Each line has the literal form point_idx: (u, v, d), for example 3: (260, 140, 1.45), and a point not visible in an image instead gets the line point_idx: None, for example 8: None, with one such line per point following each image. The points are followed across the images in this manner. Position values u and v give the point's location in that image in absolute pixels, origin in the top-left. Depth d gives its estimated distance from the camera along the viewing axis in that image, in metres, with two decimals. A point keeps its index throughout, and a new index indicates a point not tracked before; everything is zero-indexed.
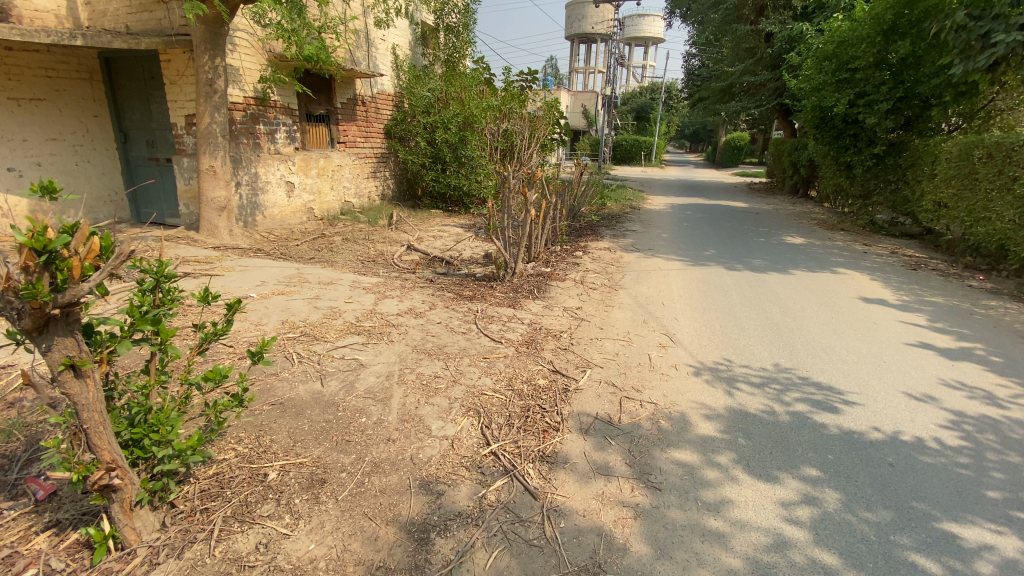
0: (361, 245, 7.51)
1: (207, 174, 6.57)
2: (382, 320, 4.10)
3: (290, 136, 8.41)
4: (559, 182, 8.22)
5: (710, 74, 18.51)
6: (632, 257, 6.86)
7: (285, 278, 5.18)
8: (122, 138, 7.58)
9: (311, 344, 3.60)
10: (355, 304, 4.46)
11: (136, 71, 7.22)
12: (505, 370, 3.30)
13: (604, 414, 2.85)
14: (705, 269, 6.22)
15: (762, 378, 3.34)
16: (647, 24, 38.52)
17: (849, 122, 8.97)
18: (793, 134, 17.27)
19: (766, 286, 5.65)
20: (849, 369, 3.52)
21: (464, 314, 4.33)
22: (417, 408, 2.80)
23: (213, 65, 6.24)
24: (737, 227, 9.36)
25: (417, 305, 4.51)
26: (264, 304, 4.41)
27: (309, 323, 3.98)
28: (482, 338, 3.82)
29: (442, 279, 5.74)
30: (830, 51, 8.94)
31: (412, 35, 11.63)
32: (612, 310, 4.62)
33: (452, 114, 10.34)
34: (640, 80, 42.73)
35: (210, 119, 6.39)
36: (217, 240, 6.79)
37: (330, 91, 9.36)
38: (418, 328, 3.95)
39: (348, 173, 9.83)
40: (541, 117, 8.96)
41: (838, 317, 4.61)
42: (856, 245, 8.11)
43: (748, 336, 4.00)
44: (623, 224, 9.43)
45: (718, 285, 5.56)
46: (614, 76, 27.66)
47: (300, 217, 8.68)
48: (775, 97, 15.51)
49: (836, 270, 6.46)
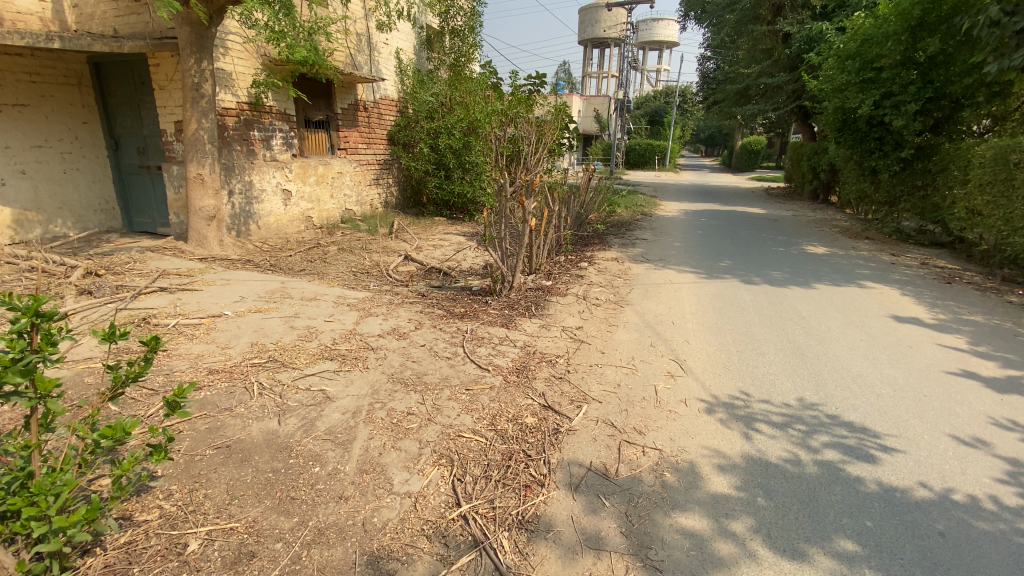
0: (356, 256, 7.18)
1: (195, 182, 6.31)
2: (360, 341, 3.74)
3: (287, 142, 8.15)
4: (565, 189, 7.83)
5: (726, 77, 18.01)
6: (640, 269, 6.42)
7: (266, 293, 4.85)
8: (113, 145, 7.40)
9: (277, 372, 3.25)
10: (335, 322, 4.12)
11: (125, 77, 7.06)
12: (489, 406, 2.90)
13: (599, 464, 2.44)
14: (720, 283, 5.75)
15: (785, 418, 2.89)
16: (661, 28, 38.03)
17: (874, 124, 8.43)
18: (812, 137, 16.64)
19: (787, 302, 5.16)
20: (884, 405, 3.05)
21: (452, 334, 3.95)
22: (381, 455, 2.43)
23: (199, 69, 6.00)
24: (754, 235, 8.85)
25: (402, 324, 4.15)
26: (236, 323, 4.09)
27: (279, 346, 3.64)
28: (467, 364, 3.43)
29: (436, 293, 5.37)
30: (853, 49, 8.45)
31: (416, 39, 11.38)
32: (615, 331, 4.20)
33: (457, 119, 10.02)
34: (654, 85, 42.16)
35: (198, 125, 6.15)
36: (206, 251, 6.51)
37: (330, 97, 9.13)
38: (399, 351, 3.58)
39: (349, 180, 9.56)
40: (547, 122, 8.58)
41: (869, 340, 4.12)
42: (883, 255, 7.56)
43: (767, 364, 3.55)
44: (634, 232, 8.99)
45: (734, 301, 5.09)
46: (627, 80, 27.27)
47: (297, 226, 8.39)
48: (794, 99, 14.95)
49: (863, 283, 5.95)
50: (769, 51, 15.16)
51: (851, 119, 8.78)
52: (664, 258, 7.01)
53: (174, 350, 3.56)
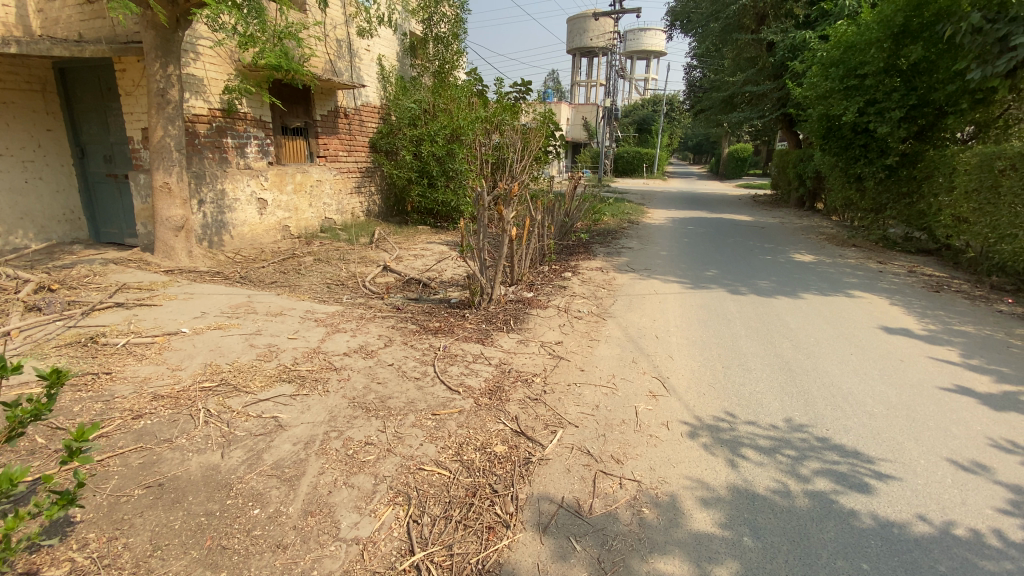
0: (333, 266, 6.92)
1: (161, 191, 6.02)
2: (323, 361, 3.50)
3: (262, 150, 7.90)
4: (549, 197, 7.66)
5: (712, 85, 18.05)
6: (625, 279, 6.24)
7: (229, 309, 4.59)
8: (79, 153, 7.09)
9: (227, 397, 3.00)
10: (299, 340, 3.87)
11: (91, 82, 6.78)
12: (456, 434, 2.67)
13: (572, 499, 2.23)
14: (706, 293, 5.58)
15: (773, 443, 2.70)
16: (649, 37, 38.35)
17: (859, 131, 8.38)
18: (798, 144, 16.66)
19: (775, 312, 4.99)
20: (877, 426, 2.88)
21: (423, 351, 3.72)
22: (330, 494, 2.20)
23: (164, 74, 5.75)
24: (741, 243, 8.73)
25: (371, 341, 3.91)
26: (191, 342, 3.82)
27: (234, 368, 3.39)
28: (436, 386, 3.19)
29: (412, 306, 5.13)
30: (837, 56, 8.42)
31: (399, 46, 11.20)
32: (596, 344, 3.99)
33: (440, 126, 9.83)
34: (642, 93, 42.42)
35: (163, 132, 5.88)
36: (173, 263, 6.22)
37: (308, 103, 8.92)
38: (363, 372, 3.34)
39: (328, 189, 9.30)
40: (532, 129, 8.42)
41: (859, 354, 3.96)
42: (871, 263, 7.46)
43: (754, 382, 3.37)
44: (619, 240, 8.84)
45: (721, 312, 4.91)
46: (615, 88, 27.33)
47: (273, 236, 8.12)
48: (779, 107, 14.98)
49: (851, 293, 5.81)
50: (754, 59, 15.21)
51: (835, 126, 8.74)
52: (650, 268, 6.83)
53: (119, 373, 3.29)
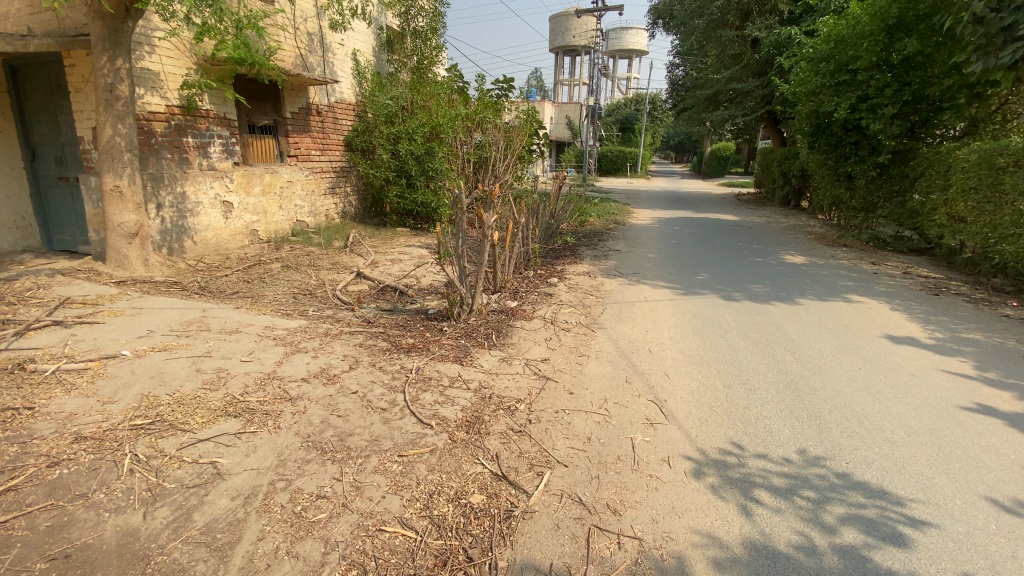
0: (302, 274, 6.46)
1: (111, 196, 5.50)
2: (278, 392, 3.09)
3: (227, 149, 7.40)
4: (533, 198, 7.29)
5: (695, 83, 17.87)
6: (614, 284, 5.90)
7: (180, 326, 4.11)
8: (30, 156, 6.46)
9: (160, 437, 2.57)
10: (254, 365, 3.44)
11: (40, 77, 6.16)
12: (425, 481, 2.30)
13: (563, 566, 1.88)
14: (699, 299, 5.26)
15: (789, 482, 2.38)
16: (630, 35, 38.21)
17: (850, 128, 8.19)
18: (782, 142, 16.54)
19: (773, 320, 4.69)
20: (899, 459, 2.59)
21: (393, 375, 3.32)
22: (270, 570, 1.83)
23: (113, 68, 5.24)
24: (731, 244, 8.46)
25: (335, 363, 3.50)
26: (130, 367, 3.35)
27: (175, 399, 2.95)
28: (406, 419, 2.80)
29: (384, 318, 4.72)
30: (827, 51, 8.22)
31: (375, 40, 10.72)
32: (585, 360, 3.63)
33: (418, 123, 9.38)
34: (624, 92, 42.30)
35: (112, 131, 5.36)
36: (127, 273, 5.70)
37: (278, 100, 8.44)
38: (323, 403, 2.94)
39: (300, 190, 8.81)
40: (514, 128, 8.04)
41: (867, 367, 3.68)
42: (864, 263, 7.24)
43: (759, 405, 3.05)
44: (606, 242, 8.51)
45: (716, 320, 4.59)
46: (598, 87, 27.06)
47: (240, 241, 7.61)
48: (764, 104, 14.81)
49: (849, 297, 5.55)
50: (737, 56, 15.04)
51: (826, 123, 8.55)
52: (638, 272, 6.50)
53: (42, 409, 2.82)
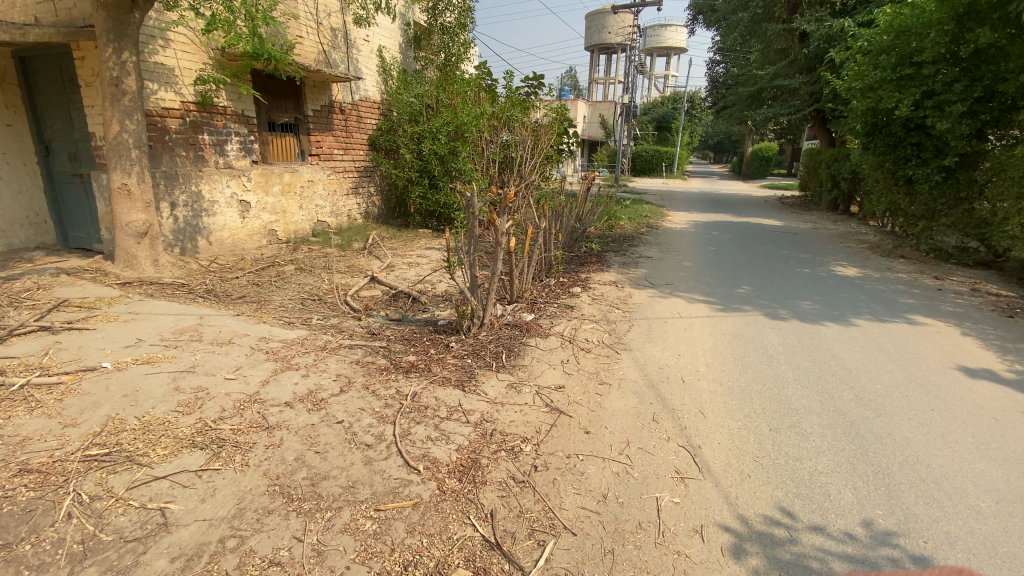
0: (314, 277, 6.20)
1: (119, 194, 5.36)
2: (255, 418, 2.76)
3: (245, 147, 7.23)
4: (558, 201, 6.84)
5: (737, 80, 17.00)
6: (643, 297, 5.37)
7: (172, 335, 3.89)
8: (43, 151, 6.44)
9: (112, 473, 2.30)
10: (236, 383, 3.14)
11: (53, 73, 6.12)
12: (400, 548, 1.91)
13: None
14: (740, 317, 4.70)
15: (855, 570, 1.88)
16: (670, 33, 37.13)
17: (912, 127, 7.43)
18: (831, 143, 15.48)
19: (825, 344, 4.09)
20: (994, 539, 2.04)
21: (386, 401, 2.93)
22: None
23: (118, 61, 5.12)
24: (774, 253, 7.79)
25: (325, 384, 3.14)
26: (105, 383, 3.13)
27: (141, 424, 2.69)
28: (391, 460, 2.41)
29: (391, 329, 4.36)
30: (887, 42, 7.38)
31: (402, 37, 10.46)
32: (606, 390, 3.18)
33: (442, 122, 9.02)
34: (662, 90, 41.21)
35: (119, 128, 5.23)
36: (135, 274, 5.56)
37: (299, 98, 8.25)
38: (301, 435, 2.60)
39: (321, 189, 8.61)
40: (542, 127, 7.59)
41: (943, 407, 3.08)
42: (926, 278, 6.48)
43: (812, 456, 2.54)
44: (636, 248, 7.97)
45: (759, 343, 4.04)
46: (634, 85, 26.22)
47: (257, 241, 7.44)
48: (812, 102, 13.84)
49: (912, 317, 4.88)
50: (784, 50, 14.15)
51: (882, 122, 7.79)
52: (671, 282, 5.97)
53: None
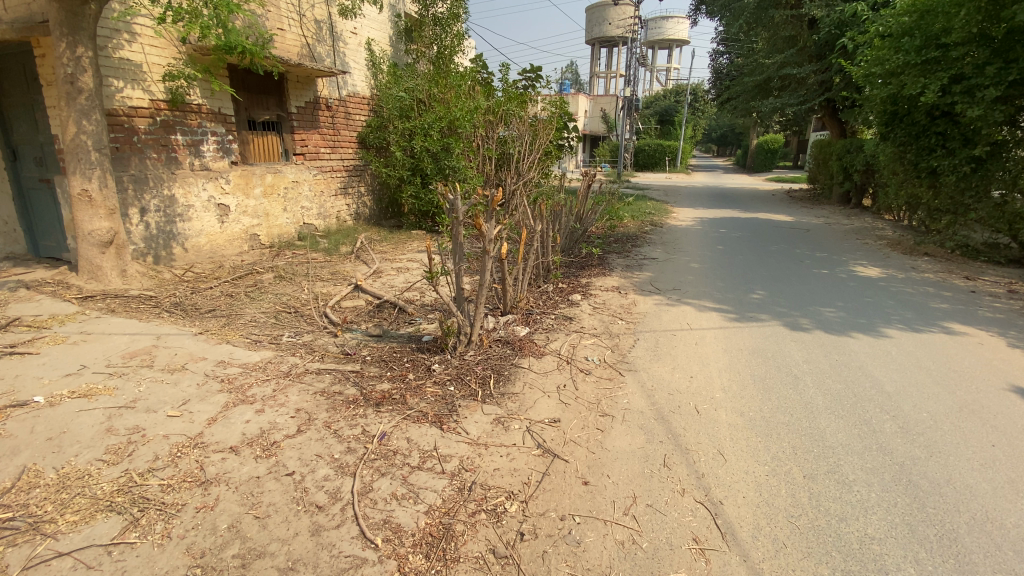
0: (293, 286, 5.77)
1: (79, 201, 4.91)
2: (190, 470, 2.33)
3: (223, 147, 6.79)
4: (557, 200, 6.37)
5: (742, 70, 16.43)
6: (649, 304, 4.90)
7: (120, 360, 3.43)
8: (10, 156, 5.91)
9: (6, 548, 1.90)
10: (178, 422, 2.71)
11: (16, 72, 5.57)
12: None
13: None
14: (757, 328, 4.23)
15: None
16: (672, 25, 36.44)
17: (937, 115, 6.91)
18: (842, 133, 14.89)
19: (856, 361, 3.63)
20: None
21: (349, 445, 2.51)
22: None
23: (74, 57, 4.63)
24: (788, 252, 7.30)
25: (280, 422, 2.72)
26: (31, 423, 2.67)
27: (57, 478, 2.25)
28: (345, 528, 1.99)
29: (369, 348, 3.91)
30: (910, 23, 6.84)
31: (392, 29, 9.99)
32: (607, 425, 2.72)
33: (434, 118, 8.50)
34: (665, 83, 40.53)
35: (76, 129, 4.75)
36: (101, 286, 5.12)
37: (282, 94, 7.81)
38: (242, 493, 2.17)
39: (307, 190, 8.18)
40: (540, 121, 7.11)
41: (1005, 443, 2.62)
42: (955, 278, 5.99)
43: (859, 515, 2.10)
44: (640, 249, 7.50)
45: (782, 360, 3.58)
46: (636, 77, 25.57)
47: (238, 247, 7.02)
48: (822, 91, 13.26)
49: (949, 326, 4.39)
50: (792, 37, 13.60)
51: (904, 111, 7.34)
52: (678, 287, 5.50)
53: None
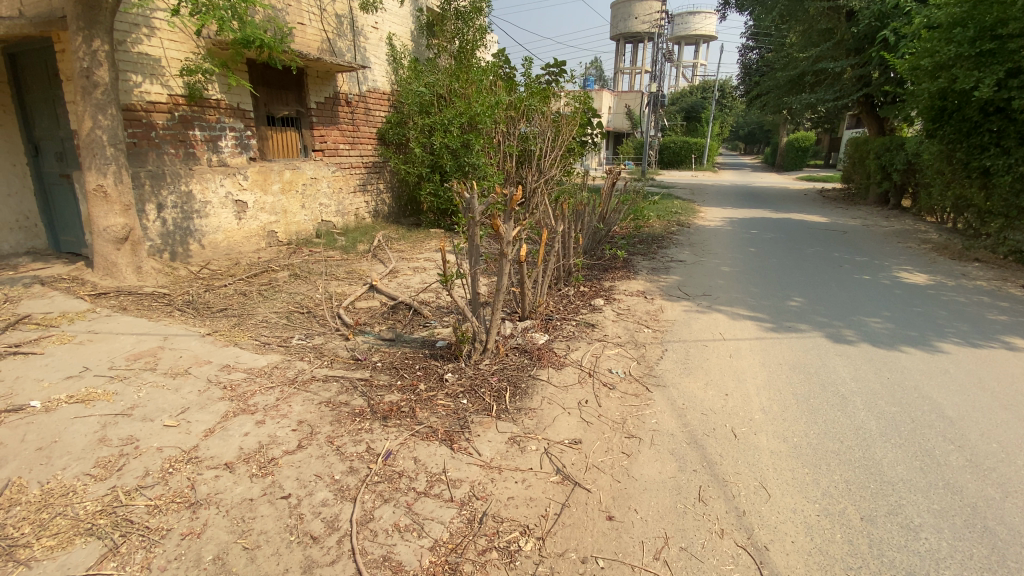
0: (308, 286, 5.62)
1: (95, 197, 4.84)
2: (181, 489, 2.16)
3: (241, 143, 6.70)
4: (580, 199, 6.09)
5: (774, 65, 15.81)
6: (678, 311, 4.61)
7: (124, 362, 3.31)
8: (32, 151, 5.89)
9: None
10: (174, 433, 2.55)
11: (38, 67, 5.55)
12: None
13: None
14: (797, 339, 3.90)
15: None
16: (700, 21, 35.54)
17: (990, 111, 6.41)
18: (880, 131, 14.15)
19: (911, 379, 3.29)
20: None
21: (351, 465, 2.31)
22: None
23: (89, 50, 4.55)
24: (826, 256, 6.89)
25: (281, 436, 2.53)
26: (23, 430, 2.54)
27: (41, 494, 2.10)
28: (339, 566, 1.79)
29: (380, 353, 3.71)
30: (962, 13, 6.31)
31: (414, 24, 9.82)
32: (635, 449, 2.47)
33: (454, 115, 8.30)
34: (691, 80, 39.63)
35: (92, 124, 4.68)
36: (115, 283, 5.04)
37: (301, 89, 7.71)
38: (233, 519, 1.99)
39: (325, 187, 8.07)
40: (564, 117, 6.84)
41: None
42: (1012, 287, 5.52)
43: (929, 570, 1.83)
44: (667, 250, 7.17)
45: (826, 377, 3.26)
46: (662, 72, 24.94)
47: (256, 244, 6.93)
48: (860, 86, 12.63)
49: (1011, 341, 3.99)
50: (829, 30, 12.95)
51: (953, 107, 6.82)
52: (708, 293, 5.19)
53: None
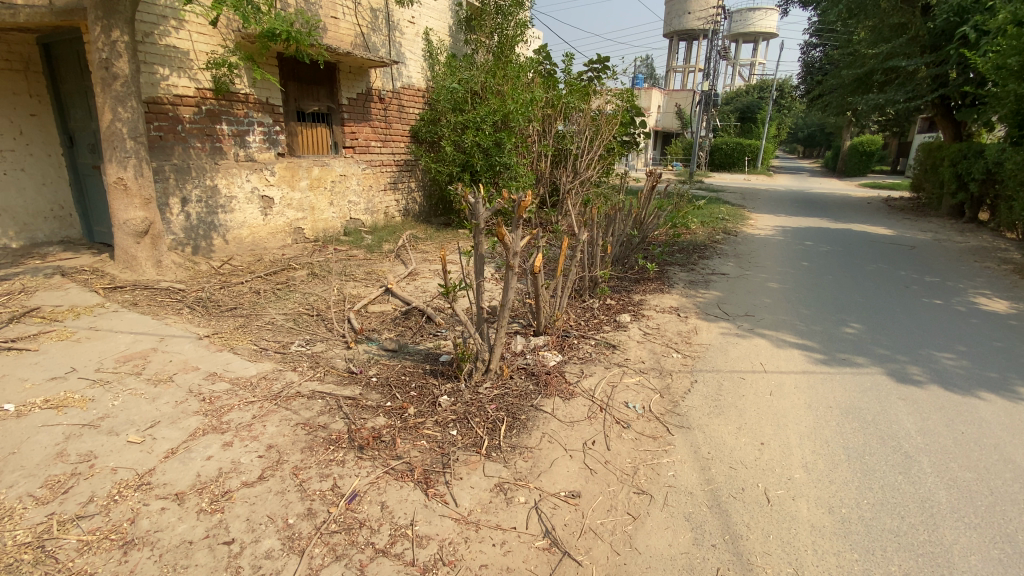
0: (324, 286, 5.46)
1: (115, 189, 4.83)
2: (120, 522, 1.94)
3: (270, 138, 6.63)
4: (612, 203, 5.65)
5: (838, 63, 14.67)
6: (713, 334, 4.11)
7: (112, 365, 3.19)
8: (67, 142, 6.01)
9: None
10: (136, 451, 2.35)
11: (73, 59, 5.63)
12: None
13: None
14: (852, 376, 3.35)
15: None
16: (760, 19, 33.84)
17: None
18: (957, 136, 12.76)
19: (994, 435, 2.70)
20: None
21: (310, 506, 2.03)
22: None
23: (108, 41, 4.52)
24: (891, 275, 6.15)
25: (244, 463, 2.28)
26: None
27: None
28: None
29: (378, 366, 3.43)
30: None
31: (452, 19, 9.58)
32: (642, 512, 2.07)
33: (486, 111, 7.81)
34: (748, 80, 37.83)
35: (112, 116, 4.66)
36: (134, 276, 5.02)
37: (333, 85, 7.60)
38: (162, 568, 1.75)
39: (354, 184, 7.96)
40: (602, 116, 6.41)
41: None
42: None
43: None
44: (708, 261, 6.61)
45: (886, 427, 2.73)
46: (716, 70, 23.72)
47: (281, 240, 6.87)
48: (936, 87, 11.46)
49: None
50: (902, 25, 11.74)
51: None
52: (751, 312, 4.65)
53: None
